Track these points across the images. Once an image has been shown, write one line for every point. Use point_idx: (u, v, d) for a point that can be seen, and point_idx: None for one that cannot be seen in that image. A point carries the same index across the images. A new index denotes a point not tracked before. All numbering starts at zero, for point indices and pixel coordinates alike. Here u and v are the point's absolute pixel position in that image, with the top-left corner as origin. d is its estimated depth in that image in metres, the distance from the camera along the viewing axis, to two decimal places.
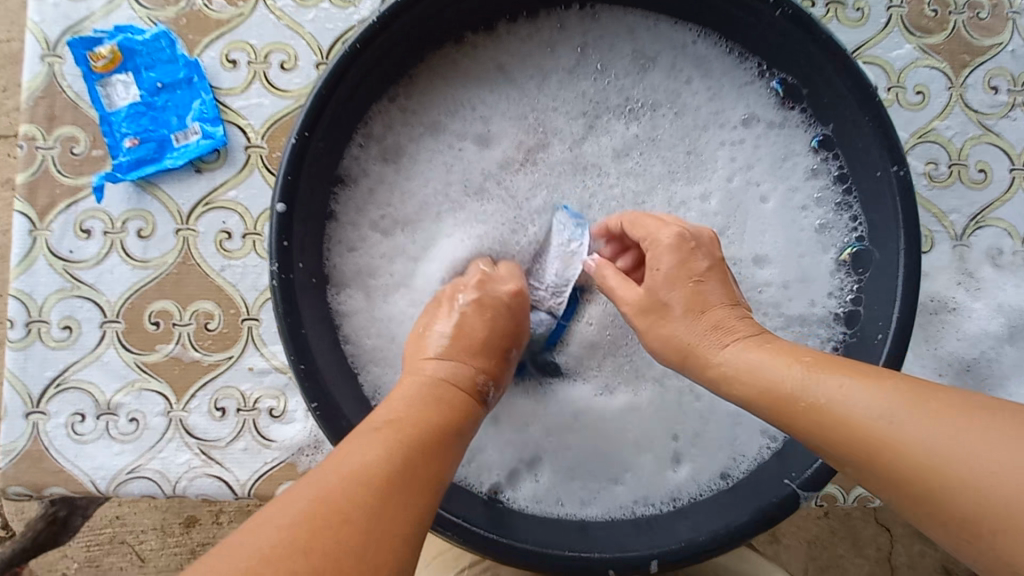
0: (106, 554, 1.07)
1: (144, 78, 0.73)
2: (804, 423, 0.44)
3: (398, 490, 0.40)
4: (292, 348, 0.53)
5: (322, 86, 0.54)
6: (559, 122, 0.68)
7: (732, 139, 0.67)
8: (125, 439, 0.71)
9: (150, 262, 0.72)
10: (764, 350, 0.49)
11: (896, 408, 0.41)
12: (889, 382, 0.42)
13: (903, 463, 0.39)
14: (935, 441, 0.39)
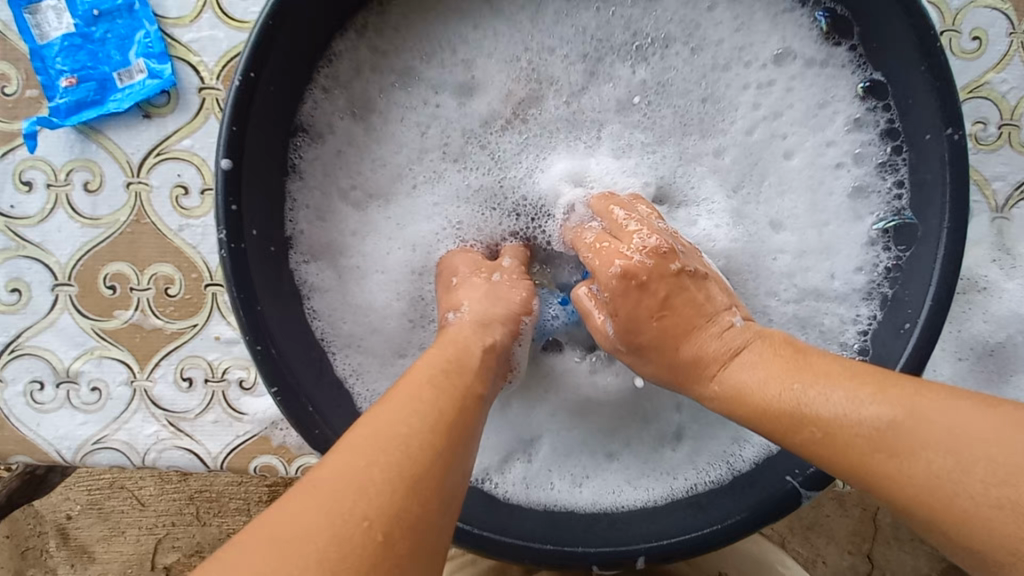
0: (107, 498, 0.97)
1: (78, 4, 0.63)
2: (819, 443, 0.37)
3: (366, 493, 0.32)
4: (247, 328, 0.47)
5: (269, 15, 0.45)
6: (559, 62, 0.58)
7: (757, 90, 0.58)
8: (88, 408, 0.67)
9: (100, 220, 0.65)
10: (759, 365, 0.42)
11: (908, 422, 0.35)
12: (891, 391, 0.36)
13: (941, 483, 0.33)
14: (956, 458, 0.33)
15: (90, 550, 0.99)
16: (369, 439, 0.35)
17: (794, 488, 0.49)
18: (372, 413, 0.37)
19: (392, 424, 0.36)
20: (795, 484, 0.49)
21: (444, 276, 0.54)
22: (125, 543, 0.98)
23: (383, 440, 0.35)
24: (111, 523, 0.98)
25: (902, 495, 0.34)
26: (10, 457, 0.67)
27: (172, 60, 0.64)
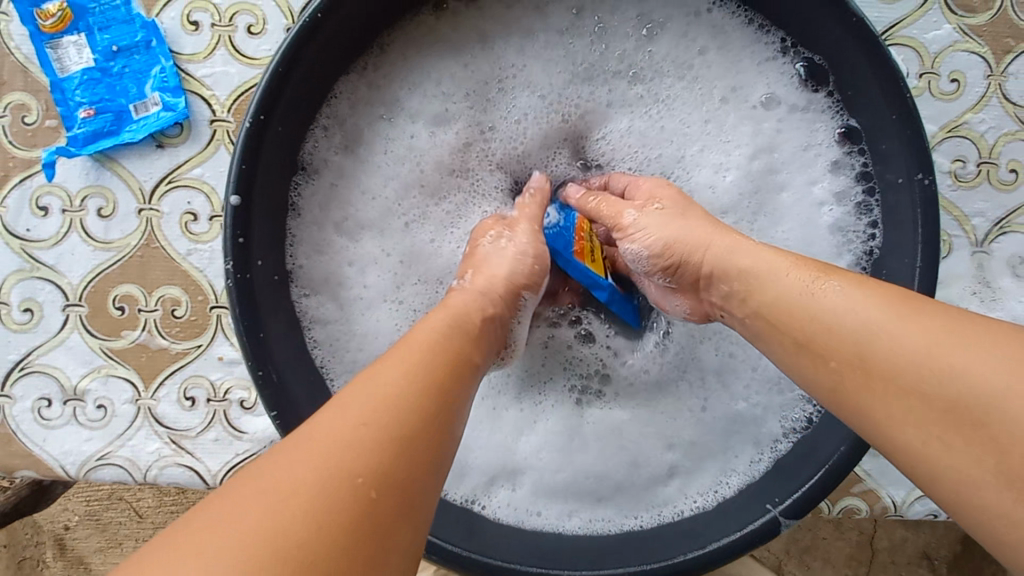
0: (106, 509, 0.99)
1: (98, 40, 0.67)
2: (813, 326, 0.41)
3: (354, 455, 0.34)
4: (251, 354, 0.49)
5: (279, 63, 0.48)
6: (547, 115, 0.62)
7: (737, 131, 0.61)
8: (93, 425, 0.69)
9: (112, 244, 0.68)
10: (760, 257, 0.47)
11: (881, 315, 0.39)
12: (875, 291, 0.40)
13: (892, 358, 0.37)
14: (917, 342, 0.36)
15: (85, 562, 1.00)
16: (362, 404, 0.36)
17: (774, 517, 0.51)
18: (372, 377, 0.39)
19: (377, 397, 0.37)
20: (775, 513, 0.51)
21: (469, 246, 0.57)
22: (122, 555, 1.00)
23: (373, 407, 0.36)
24: (109, 534, 0.99)
25: (904, 390, 0.36)
26: (16, 472, 0.69)
27: (185, 93, 0.67)
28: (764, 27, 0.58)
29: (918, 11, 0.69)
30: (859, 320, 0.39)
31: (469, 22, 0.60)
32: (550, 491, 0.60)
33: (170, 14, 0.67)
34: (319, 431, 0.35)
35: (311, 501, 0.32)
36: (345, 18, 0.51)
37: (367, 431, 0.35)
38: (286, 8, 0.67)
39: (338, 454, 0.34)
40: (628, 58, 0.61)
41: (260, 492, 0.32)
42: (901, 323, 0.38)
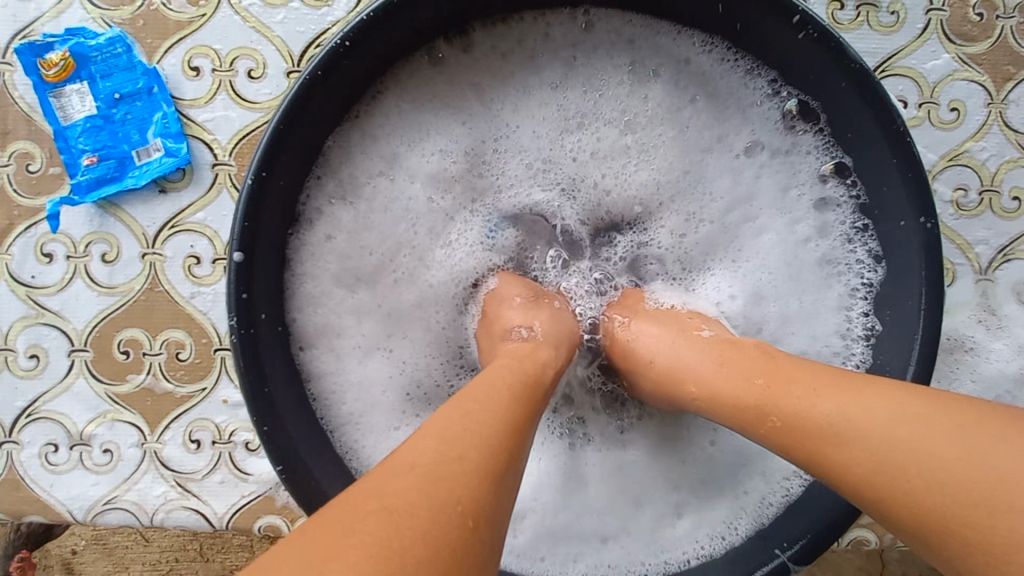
0: (112, 534, 0.99)
1: (100, 87, 0.68)
2: (782, 432, 0.40)
3: (481, 459, 0.33)
4: (255, 409, 0.49)
5: (279, 120, 0.48)
6: (537, 161, 0.62)
7: (736, 167, 0.61)
8: (100, 469, 0.69)
9: (116, 289, 0.68)
10: (721, 359, 0.47)
11: (848, 407, 0.38)
12: (842, 383, 0.39)
13: (856, 459, 0.36)
14: (884, 436, 0.36)
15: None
16: (478, 419, 0.36)
17: (782, 563, 0.52)
18: (464, 401, 0.38)
19: (488, 412, 0.37)
20: (783, 559, 0.52)
21: (500, 298, 0.57)
22: None
23: (468, 433, 0.35)
24: (115, 560, 0.99)
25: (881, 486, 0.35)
26: (24, 517, 0.69)
27: (187, 137, 0.67)
28: (755, 70, 0.58)
29: (917, 40, 0.68)
30: (831, 412, 0.38)
31: (467, 64, 0.60)
32: (558, 535, 0.59)
33: (171, 60, 0.68)
34: (407, 453, 0.33)
35: (443, 492, 0.30)
36: (347, 73, 0.52)
37: (492, 439, 0.35)
38: (286, 52, 0.67)
39: (457, 457, 0.33)
40: (627, 97, 0.61)
41: (367, 497, 0.30)
42: (874, 405, 0.37)
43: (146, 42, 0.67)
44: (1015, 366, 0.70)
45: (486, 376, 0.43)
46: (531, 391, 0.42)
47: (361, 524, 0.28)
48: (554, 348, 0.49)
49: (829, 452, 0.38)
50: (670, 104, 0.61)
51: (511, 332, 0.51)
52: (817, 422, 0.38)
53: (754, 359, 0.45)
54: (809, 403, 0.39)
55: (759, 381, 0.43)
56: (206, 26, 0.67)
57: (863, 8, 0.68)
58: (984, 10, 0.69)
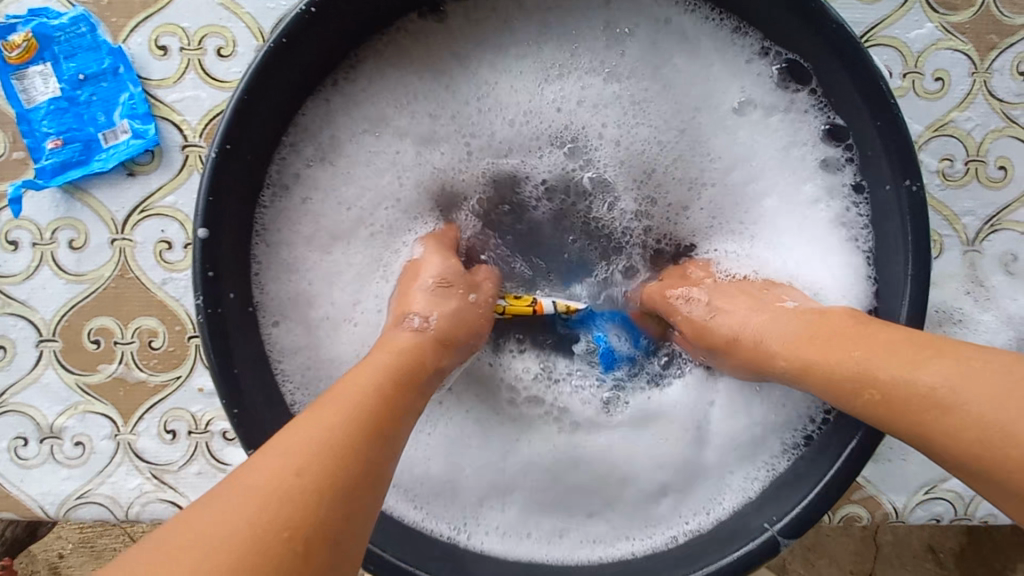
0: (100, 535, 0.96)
1: (64, 68, 0.65)
2: (878, 406, 0.41)
3: (323, 461, 0.35)
4: (223, 391, 0.47)
5: (243, 91, 0.47)
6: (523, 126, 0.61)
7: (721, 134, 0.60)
8: (72, 463, 0.67)
9: (85, 276, 0.66)
10: (811, 330, 0.47)
11: (950, 377, 0.38)
12: (937, 355, 0.39)
13: (953, 431, 0.37)
14: (983, 410, 0.36)
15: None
16: (327, 424, 0.38)
17: (772, 537, 0.50)
18: (318, 414, 0.38)
19: (329, 419, 0.38)
20: (772, 533, 0.50)
21: (414, 270, 0.55)
22: None
23: (310, 449, 0.36)
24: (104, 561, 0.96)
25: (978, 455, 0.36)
26: None
27: (155, 117, 0.65)
28: (749, 30, 0.56)
29: (900, 10, 0.67)
30: (934, 382, 0.38)
31: (441, 37, 0.58)
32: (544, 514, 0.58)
33: (137, 39, 0.65)
34: (253, 475, 0.34)
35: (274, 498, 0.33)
36: (313, 40, 0.50)
37: (329, 443, 0.36)
38: (256, 29, 0.65)
39: (294, 469, 0.35)
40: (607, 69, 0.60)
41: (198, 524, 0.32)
42: (970, 378, 0.37)
43: (111, 21, 0.65)
44: (1003, 337, 0.69)
45: (359, 373, 0.43)
46: (400, 391, 0.42)
47: (201, 525, 0.32)
48: (442, 334, 0.49)
49: (911, 418, 0.39)
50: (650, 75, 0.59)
51: (405, 319, 0.49)
52: (917, 392, 0.39)
53: (846, 330, 0.45)
54: (907, 376, 0.39)
55: (855, 352, 0.43)
56: (173, 3, 0.65)
57: None
58: None
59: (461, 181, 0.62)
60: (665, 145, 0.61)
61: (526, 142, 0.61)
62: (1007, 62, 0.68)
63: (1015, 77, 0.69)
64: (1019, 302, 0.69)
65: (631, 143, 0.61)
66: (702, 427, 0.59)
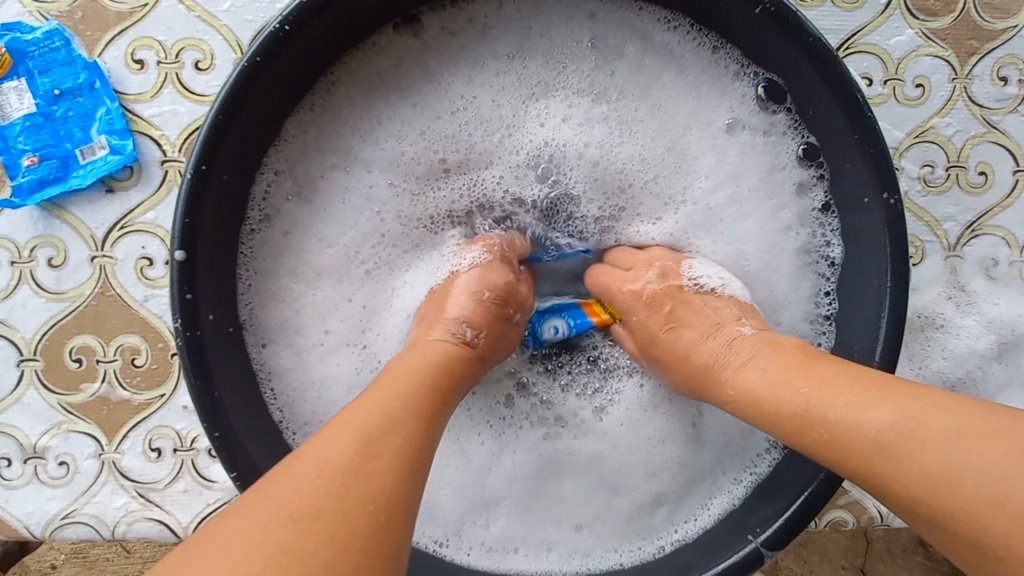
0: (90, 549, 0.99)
1: (39, 84, 0.64)
2: (826, 446, 0.38)
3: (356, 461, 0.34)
4: (204, 414, 0.47)
5: (218, 111, 0.46)
6: (506, 137, 0.59)
7: (705, 149, 0.59)
8: (57, 483, 0.66)
9: (65, 294, 0.65)
10: (764, 360, 0.45)
11: (898, 422, 0.35)
12: (888, 393, 0.37)
13: (906, 480, 0.34)
14: (937, 456, 0.33)
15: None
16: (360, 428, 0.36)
17: (756, 549, 0.50)
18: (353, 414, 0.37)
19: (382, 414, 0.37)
20: (756, 545, 0.50)
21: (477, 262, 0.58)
22: None
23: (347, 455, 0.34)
24: None
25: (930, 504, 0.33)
26: None
27: (133, 132, 0.65)
28: (726, 52, 0.56)
29: (879, 16, 0.68)
30: (882, 424, 0.36)
31: (419, 49, 0.58)
32: (533, 523, 0.58)
33: (113, 53, 0.65)
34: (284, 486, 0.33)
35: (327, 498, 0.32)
36: (288, 57, 0.49)
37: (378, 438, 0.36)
38: (234, 42, 0.65)
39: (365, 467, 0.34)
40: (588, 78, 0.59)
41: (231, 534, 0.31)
42: (926, 420, 0.35)
43: (87, 35, 0.64)
44: (985, 341, 0.70)
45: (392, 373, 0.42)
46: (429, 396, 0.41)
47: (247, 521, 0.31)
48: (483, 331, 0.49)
49: (874, 462, 0.36)
50: (631, 87, 0.59)
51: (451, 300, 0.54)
52: (864, 436, 0.36)
53: (796, 362, 0.43)
54: (855, 416, 0.37)
55: (801, 388, 0.41)
56: (149, 17, 0.64)
57: None
58: None
59: (432, 196, 0.60)
60: (648, 160, 0.60)
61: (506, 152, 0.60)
62: (987, 68, 0.69)
63: (995, 83, 0.69)
64: (1000, 306, 0.70)
65: (615, 158, 0.60)
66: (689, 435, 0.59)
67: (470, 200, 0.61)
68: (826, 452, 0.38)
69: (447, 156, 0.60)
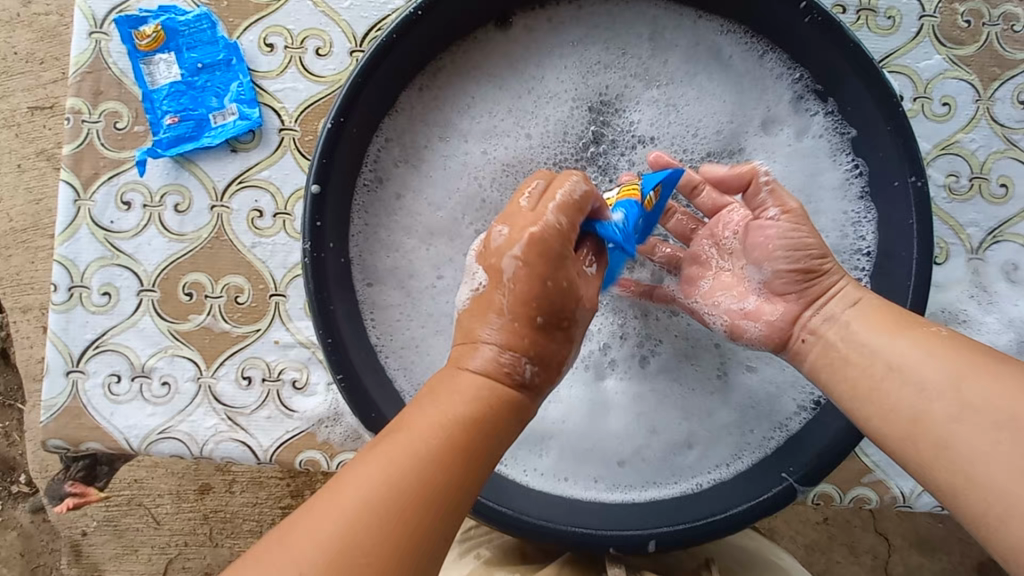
0: (124, 515, 1.14)
1: (185, 57, 0.76)
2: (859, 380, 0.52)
3: (465, 412, 0.45)
4: (320, 323, 0.56)
5: (358, 74, 0.57)
6: (570, 110, 0.69)
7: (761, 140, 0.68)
8: (158, 401, 0.75)
9: (186, 236, 0.76)
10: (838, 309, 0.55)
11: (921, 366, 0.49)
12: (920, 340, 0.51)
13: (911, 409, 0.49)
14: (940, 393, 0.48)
15: (117, 522, 1.14)
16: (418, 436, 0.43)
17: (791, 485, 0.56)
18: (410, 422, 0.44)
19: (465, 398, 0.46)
20: (791, 481, 0.56)
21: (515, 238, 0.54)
22: (137, 561, 1.14)
23: (409, 461, 0.42)
24: (125, 541, 1.14)
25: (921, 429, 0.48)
26: (83, 444, 0.74)
27: (258, 103, 0.76)
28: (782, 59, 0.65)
29: (911, 43, 0.77)
30: (907, 367, 0.50)
31: (514, 41, 0.68)
32: (587, 451, 0.65)
33: (249, 37, 0.76)
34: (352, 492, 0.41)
35: (415, 504, 0.41)
36: (416, 38, 0.60)
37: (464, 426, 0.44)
38: (351, 34, 0.76)
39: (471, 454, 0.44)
40: (639, 89, 0.69)
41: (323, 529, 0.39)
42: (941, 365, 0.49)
43: (229, 21, 0.76)
44: (1006, 338, 0.75)
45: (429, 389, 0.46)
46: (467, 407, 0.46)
47: (333, 518, 0.40)
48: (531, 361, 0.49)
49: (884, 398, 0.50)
50: (672, 99, 0.69)
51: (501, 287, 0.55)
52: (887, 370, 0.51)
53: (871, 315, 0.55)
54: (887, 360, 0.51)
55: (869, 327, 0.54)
56: (282, 8, 0.76)
57: (863, 13, 0.77)
58: (971, 18, 0.77)
59: (508, 156, 0.68)
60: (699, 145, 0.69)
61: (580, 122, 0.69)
62: (1008, 92, 0.77)
63: (1015, 106, 0.77)
64: (1020, 307, 0.76)
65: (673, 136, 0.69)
66: (730, 392, 0.66)
67: (539, 165, 0.69)
68: (866, 388, 0.52)
69: (524, 146, 0.69)
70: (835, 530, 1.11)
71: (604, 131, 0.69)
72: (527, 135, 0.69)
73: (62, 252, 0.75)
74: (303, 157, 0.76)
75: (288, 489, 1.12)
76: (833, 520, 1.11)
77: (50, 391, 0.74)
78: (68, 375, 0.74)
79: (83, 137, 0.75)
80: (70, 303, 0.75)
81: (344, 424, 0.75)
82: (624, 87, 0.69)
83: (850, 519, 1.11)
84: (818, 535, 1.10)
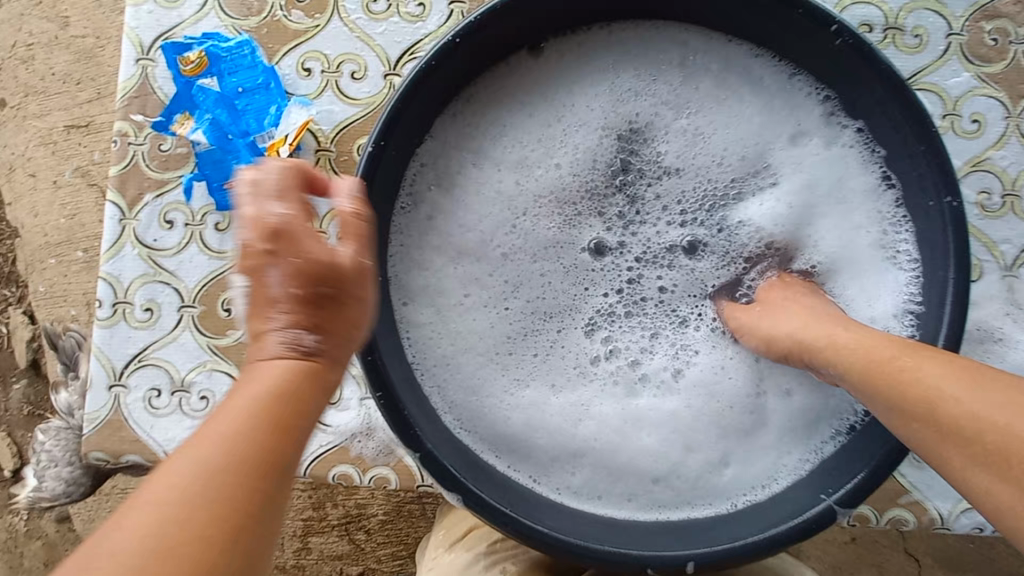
0: None
1: (227, 82, 0.78)
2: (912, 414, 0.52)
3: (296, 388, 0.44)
4: (359, 342, 0.57)
5: (398, 99, 0.59)
6: (602, 135, 0.71)
7: (789, 159, 0.69)
8: (196, 415, 0.77)
9: (225, 254, 0.78)
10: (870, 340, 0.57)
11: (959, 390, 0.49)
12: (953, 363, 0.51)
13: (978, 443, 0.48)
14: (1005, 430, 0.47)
15: None
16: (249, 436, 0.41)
17: (830, 505, 0.55)
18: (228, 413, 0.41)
19: (267, 397, 0.43)
20: (831, 502, 0.55)
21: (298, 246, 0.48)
22: None
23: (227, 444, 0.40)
24: None
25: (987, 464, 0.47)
26: (124, 455, 0.76)
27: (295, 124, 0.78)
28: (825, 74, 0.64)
29: (938, 60, 0.77)
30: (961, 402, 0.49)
31: (546, 61, 0.69)
32: (624, 469, 0.65)
33: (288, 62, 0.79)
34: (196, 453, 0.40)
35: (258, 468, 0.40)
36: (453, 64, 0.62)
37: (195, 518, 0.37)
38: (385, 57, 0.79)
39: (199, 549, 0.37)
40: (669, 118, 0.70)
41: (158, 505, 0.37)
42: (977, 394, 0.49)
43: (268, 47, 0.79)
44: None
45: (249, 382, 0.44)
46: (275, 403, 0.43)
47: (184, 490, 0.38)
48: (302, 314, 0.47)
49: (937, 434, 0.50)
50: (701, 127, 0.70)
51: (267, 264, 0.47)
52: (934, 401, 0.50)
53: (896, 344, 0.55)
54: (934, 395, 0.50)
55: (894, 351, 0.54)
56: (319, 34, 0.79)
57: (889, 32, 0.77)
58: (1000, 36, 0.77)
59: (550, 184, 0.70)
60: (721, 162, 0.70)
61: (615, 149, 0.71)
62: None
63: None
64: None
65: (703, 159, 0.70)
66: (762, 411, 0.66)
67: (581, 197, 0.71)
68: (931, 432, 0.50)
69: (563, 176, 0.70)
70: (862, 549, 1.09)
71: (631, 159, 0.71)
72: (564, 163, 0.70)
73: (107, 269, 0.78)
74: (338, 177, 0.78)
75: (311, 501, 1.13)
76: (860, 540, 1.09)
77: (93, 404, 0.77)
78: (111, 388, 0.77)
79: (129, 158, 0.78)
80: (114, 318, 0.77)
81: (377, 438, 0.76)
82: (653, 116, 0.70)
83: (877, 537, 1.09)
84: (844, 553, 1.08)
